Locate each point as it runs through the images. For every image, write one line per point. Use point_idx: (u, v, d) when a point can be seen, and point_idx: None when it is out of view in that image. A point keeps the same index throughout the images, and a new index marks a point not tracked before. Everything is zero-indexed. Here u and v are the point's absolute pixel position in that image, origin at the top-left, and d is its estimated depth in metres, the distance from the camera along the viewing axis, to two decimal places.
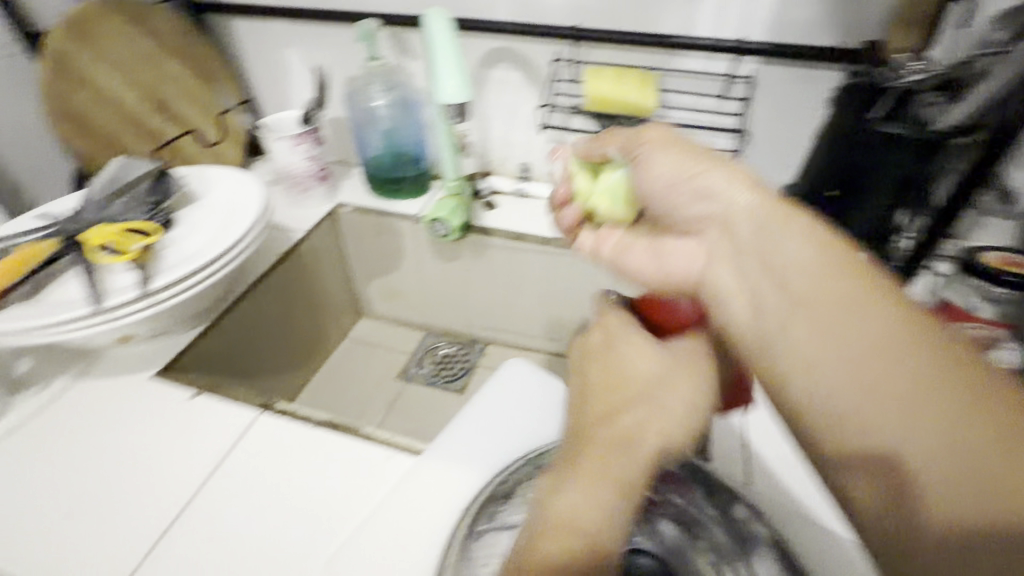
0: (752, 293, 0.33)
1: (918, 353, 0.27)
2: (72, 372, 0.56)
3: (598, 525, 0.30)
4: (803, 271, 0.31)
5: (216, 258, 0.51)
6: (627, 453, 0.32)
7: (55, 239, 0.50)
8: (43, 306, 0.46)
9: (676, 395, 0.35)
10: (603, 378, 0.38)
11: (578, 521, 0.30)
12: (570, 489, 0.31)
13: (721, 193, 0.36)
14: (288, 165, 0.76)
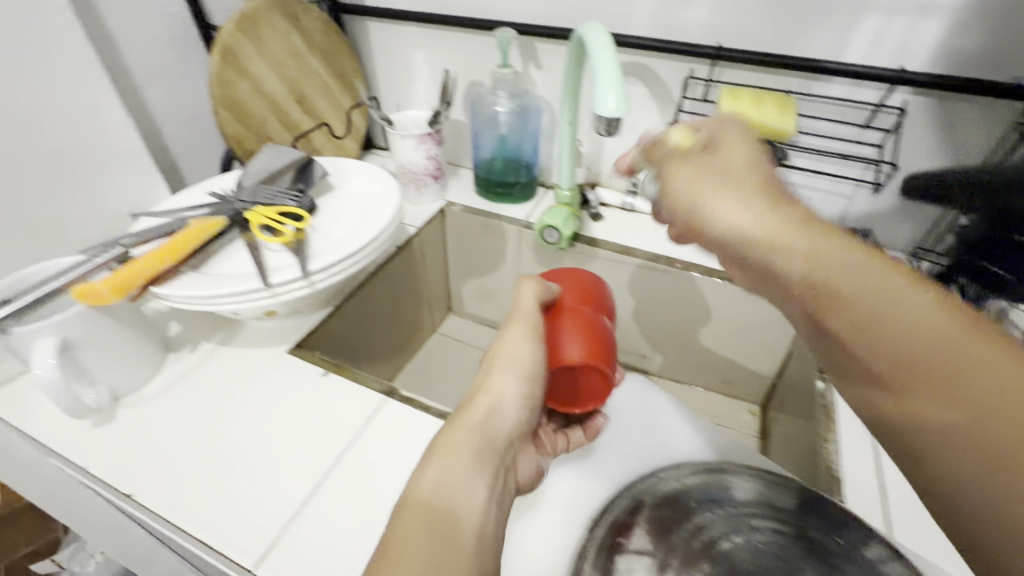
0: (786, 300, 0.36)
1: (951, 341, 0.28)
2: (216, 338, 0.60)
3: (452, 488, 0.35)
4: (843, 270, 0.31)
5: (362, 245, 0.54)
6: (457, 428, 0.39)
7: (223, 217, 0.55)
8: (214, 277, 0.50)
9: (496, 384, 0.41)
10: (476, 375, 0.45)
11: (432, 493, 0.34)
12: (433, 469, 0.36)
13: (746, 201, 0.36)
14: (408, 162, 0.79)
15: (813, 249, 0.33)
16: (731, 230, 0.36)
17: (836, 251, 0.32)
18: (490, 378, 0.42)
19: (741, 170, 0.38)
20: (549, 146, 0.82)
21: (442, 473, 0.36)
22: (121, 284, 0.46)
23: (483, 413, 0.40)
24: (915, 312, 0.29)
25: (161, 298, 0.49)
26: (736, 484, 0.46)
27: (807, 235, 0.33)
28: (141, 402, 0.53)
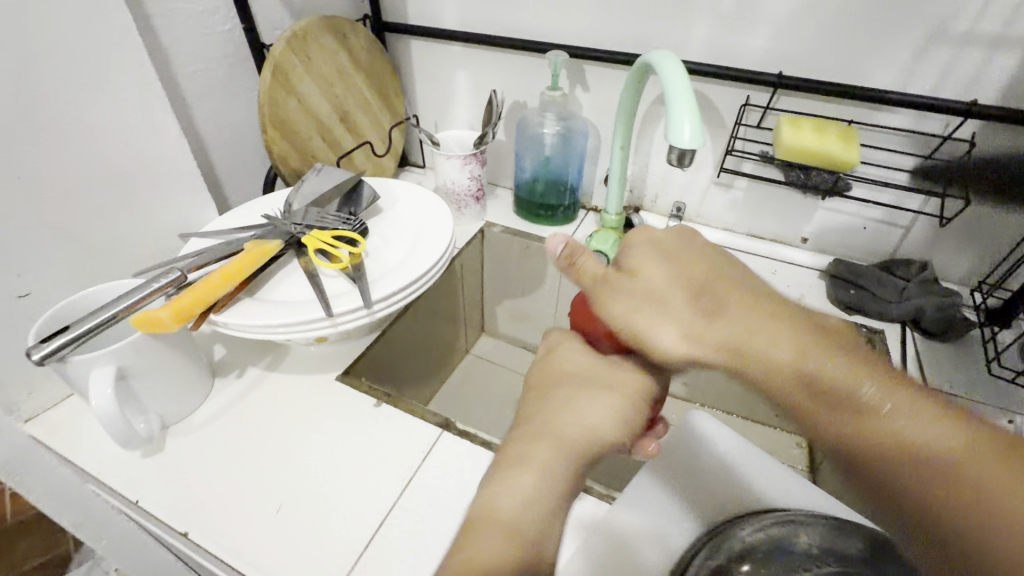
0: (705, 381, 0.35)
1: (937, 443, 0.27)
2: (262, 364, 0.59)
3: (529, 514, 0.32)
4: (831, 375, 0.30)
5: (421, 275, 0.52)
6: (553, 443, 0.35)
7: (279, 240, 0.53)
8: (273, 304, 0.49)
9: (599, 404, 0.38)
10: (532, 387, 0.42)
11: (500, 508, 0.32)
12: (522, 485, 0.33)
13: (687, 313, 0.35)
14: (451, 183, 0.78)
15: (767, 350, 0.32)
16: (669, 352, 0.36)
17: (803, 349, 0.32)
18: (578, 400, 0.38)
19: (687, 277, 0.37)
20: (592, 169, 0.81)
21: (518, 491, 0.33)
22: (183, 312, 0.44)
23: (582, 437, 0.36)
24: (894, 411, 0.29)
25: (219, 325, 0.48)
26: (805, 534, 0.44)
27: (759, 335, 0.33)
28: (191, 431, 0.52)
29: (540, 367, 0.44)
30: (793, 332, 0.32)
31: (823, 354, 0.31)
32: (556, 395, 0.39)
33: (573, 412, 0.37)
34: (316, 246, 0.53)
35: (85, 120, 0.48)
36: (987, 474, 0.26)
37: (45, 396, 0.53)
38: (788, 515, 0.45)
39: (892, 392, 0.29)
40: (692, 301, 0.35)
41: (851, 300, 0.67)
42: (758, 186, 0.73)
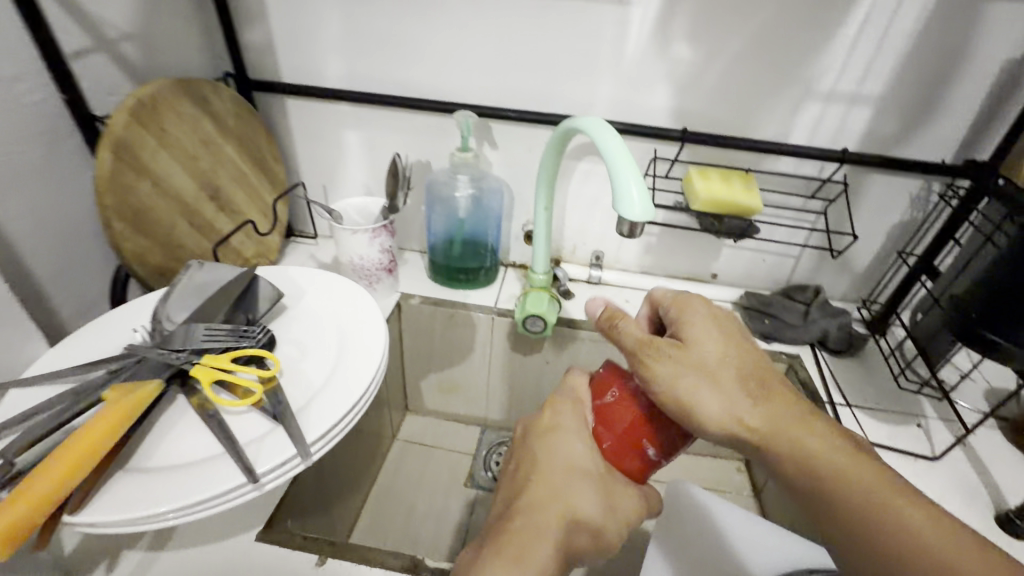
0: (725, 397, 0.34)
1: (911, 524, 0.28)
2: (143, 542, 0.44)
3: None
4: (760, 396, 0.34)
5: (359, 393, 0.43)
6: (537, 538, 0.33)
7: (157, 379, 0.40)
8: (162, 476, 0.36)
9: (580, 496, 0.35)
10: (517, 452, 0.39)
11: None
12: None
13: (714, 366, 0.35)
14: (358, 258, 0.68)
15: (721, 393, 0.34)
16: (701, 398, 0.34)
17: (774, 404, 0.34)
18: (557, 496, 0.35)
19: (722, 353, 0.35)
20: (509, 226, 0.78)
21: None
22: (13, 531, 0.30)
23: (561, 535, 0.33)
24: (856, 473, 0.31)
25: (78, 527, 0.34)
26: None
27: (736, 392, 0.34)
28: None
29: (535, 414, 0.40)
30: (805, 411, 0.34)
31: (824, 430, 0.33)
32: (541, 468, 0.37)
33: (565, 502, 0.34)
34: (211, 378, 0.41)
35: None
36: (926, 536, 0.28)
37: None
38: None
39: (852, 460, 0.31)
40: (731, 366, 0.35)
41: (768, 330, 0.72)
42: (671, 230, 0.76)
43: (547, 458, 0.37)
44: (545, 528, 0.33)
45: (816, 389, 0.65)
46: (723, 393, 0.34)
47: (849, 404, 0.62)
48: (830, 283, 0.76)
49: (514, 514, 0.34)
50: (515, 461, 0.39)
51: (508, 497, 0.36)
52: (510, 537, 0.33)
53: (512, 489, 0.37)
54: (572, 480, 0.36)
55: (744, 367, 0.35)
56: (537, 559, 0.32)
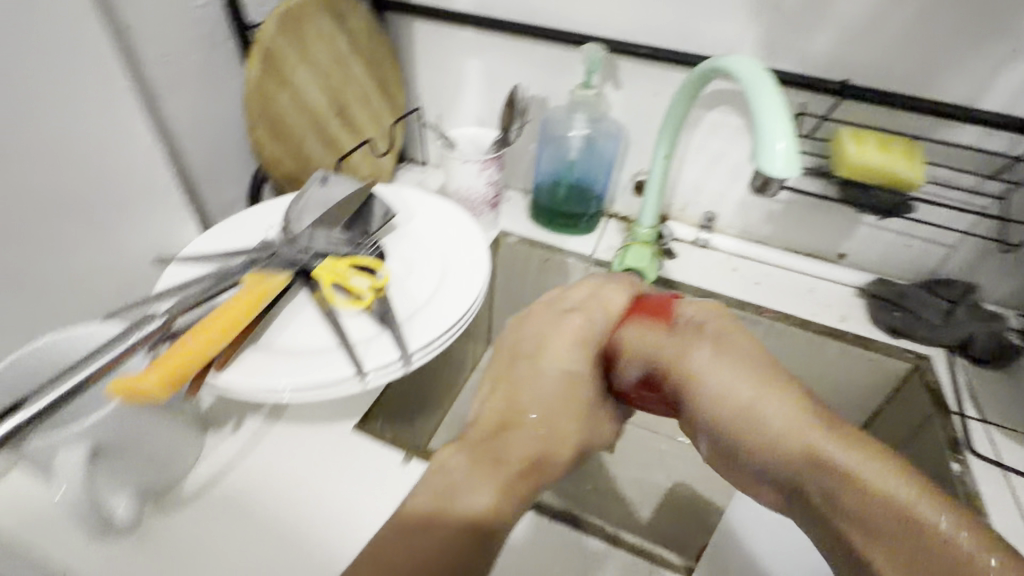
0: (728, 411, 0.34)
1: (938, 522, 0.27)
2: (261, 412, 0.50)
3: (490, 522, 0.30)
4: (772, 410, 0.33)
5: (460, 314, 0.45)
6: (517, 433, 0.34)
7: (286, 273, 0.44)
8: (285, 356, 0.41)
9: (560, 401, 0.37)
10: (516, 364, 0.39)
11: (459, 505, 0.30)
12: (469, 484, 0.31)
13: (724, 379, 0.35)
14: (465, 189, 0.69)
15: (731, 392, 0.34)
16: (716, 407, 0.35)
17: (776, 404, 0.33)
18: (535, 400, 0.37)
19: (736, 358, 0.35)
20: (619, 174, 0.74)
21: (481, 501, 0.30)
22: (174, 373, 0.35)
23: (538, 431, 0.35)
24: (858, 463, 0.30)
25: (218, 385, 0.39)
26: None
27: (752, 396, 0.34)
28: (183, 505, 0.43)
29: (553, 331, 0.40)
30: (780, 374, 0.34)
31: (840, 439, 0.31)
32: (539, 392, 0.37)
33: (553, 414, 0.36)
34: (330, 283, 0.45)
35: (12, 119, 0.37)
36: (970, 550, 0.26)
37: None
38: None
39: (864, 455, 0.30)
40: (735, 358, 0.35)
41: (899, 324, 0.63)
42: (801, 198, 0.68)
43: (547, 387, 0.37)
44: (531, 452, 0.34)
45: (946, 398, 0.58)
46: (731, 403, 0.34)
47: (985, 420, 0.54)
48: (988, 283, 0.65)
49: (508, 433, 0.34)
50: (513, 370, 0.38)
51: (498, 417, 0.36)
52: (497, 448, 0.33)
53: (505, 411, 0.36)
54: (564, 413, 0.36)
55: (741, 364, 0.35)
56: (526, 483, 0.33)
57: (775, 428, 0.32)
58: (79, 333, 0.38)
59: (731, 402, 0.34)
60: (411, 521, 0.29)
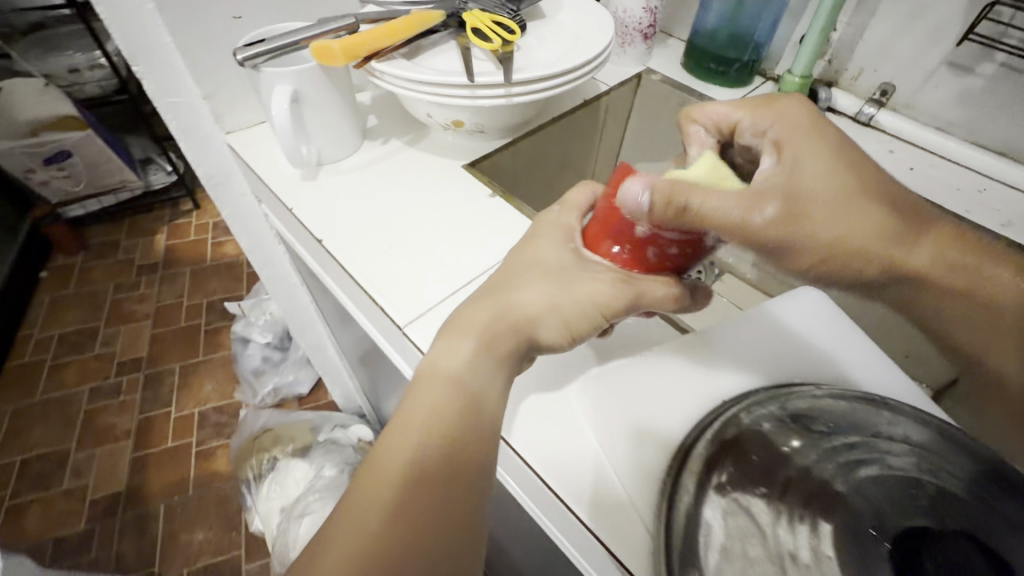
0: (823, 233, 0.36)
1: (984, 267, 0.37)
2: (405, 138, 0.65)
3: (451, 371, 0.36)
4: (857, 227, 0.36)
5: (566, 71, 0.52)
6: (469, 310, 0.39)
7: (441, 11, 0.55)
8: (425, 66, 0.54)
9: (529, 286, 0.39)
10: (500, 276, 0.41)
11: (452, 369, 0.36)
12: (436, 345, 0.38)
13: (830, 223, 0.36)
14: (624, 12, 0.71)
15: (841, 213, 0.36)
16: (824, 231, 0.36)
17: (859, 206, 0.36)
18: (497, 296, 0.39)
19: (826, 171, 0.36)
20: (790, 24, 0.69)
21: (453, 354, 0.37)
22: (352, 49, 0.49)
23: (491, 312, 0.38)
24: (929, 246, 0.37)
25: (376, 72, 0.53)
26: (865, 407, 0.38)
27: (850, 205, 0.36)
28: (339, 171, 0.60)
29: (529, 246, 0.42)
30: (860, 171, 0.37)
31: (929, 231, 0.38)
32: (519, 288, 0.39)
33: (522, 290, 0.39)
34: (473, 27, 0.55)
35: None
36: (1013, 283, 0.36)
37: (244, 117, 0.66)
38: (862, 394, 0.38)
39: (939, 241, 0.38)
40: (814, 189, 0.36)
41: None
42: (1014, 76, 0.56)
43: (522, 283, 0.39)
44: (486, 319, 0.38)
45: None
46: (828, 223, 0.36)
47: None
48: None
49: (463, 315, 0.39)
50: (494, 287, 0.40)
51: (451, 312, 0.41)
52: (457, 322, 0.38)
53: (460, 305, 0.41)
54: (534, 284, 0.39)
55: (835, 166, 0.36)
56: (505, 346, 0.37)
57: (857, 229, 0.36)
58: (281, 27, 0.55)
59: (832, 221, 0.36)
60: (417, 383, 0.37)
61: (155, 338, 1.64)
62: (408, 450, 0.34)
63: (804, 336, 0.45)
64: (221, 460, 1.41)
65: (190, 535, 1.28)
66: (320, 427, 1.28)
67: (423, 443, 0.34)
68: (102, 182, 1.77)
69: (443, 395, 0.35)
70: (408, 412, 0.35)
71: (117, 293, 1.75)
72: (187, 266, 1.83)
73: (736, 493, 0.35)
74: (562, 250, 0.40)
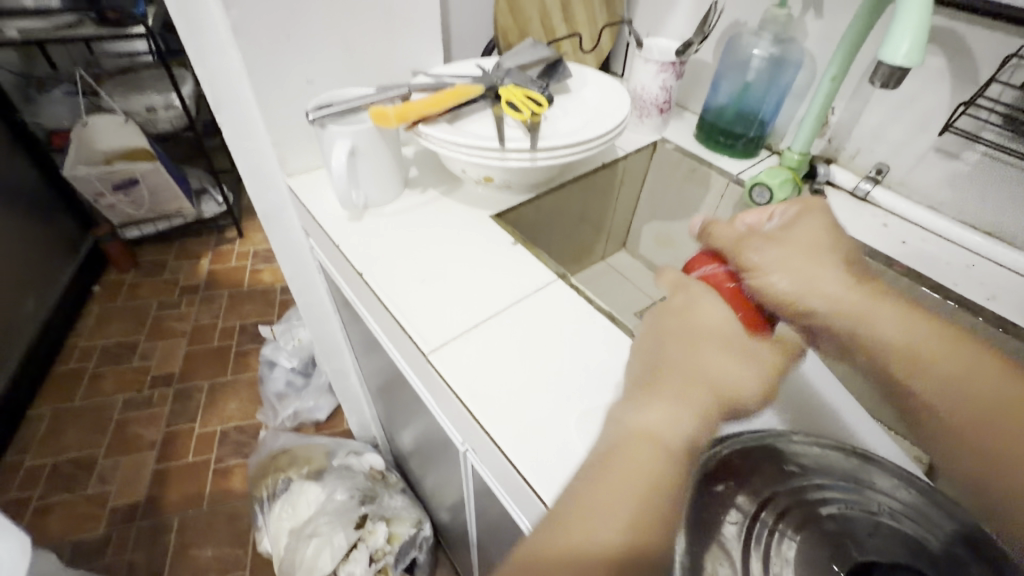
0: (796, 265, 0.48)
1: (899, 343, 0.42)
2: (440, 188, 0.73)
3: (666, 431, 0.36)
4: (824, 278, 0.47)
5: (585, 140, 0.60)
6: (677, 376, 0.40)
7: (481, 85, 0.65)
8: (462, 130, 0.62)
9: (721, 364, 0.41)
10: (677, 340, 0.43)
11: (662, 439, 0.35)
12: (649, 410, 0.37)
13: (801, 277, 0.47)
14: (642, 88, 0.80)
15: (813, 271, 0.47)
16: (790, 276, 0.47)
17: (811, 264, 0.48)
18: (693, 363, 0.41)
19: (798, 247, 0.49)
20: (794, 107, 0.78)
21: (662, 417, 0.37)
22: (405, 114, 0.58)
23: (703, 383, 0.39)
24: (875, 315, 0.44)
25: (421, 134, 0.62)
26: (870, 475, 0.41)
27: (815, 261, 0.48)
28: (381, 214, 0.69)
29: (696, 310, 0.45)
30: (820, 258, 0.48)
31: (892, 304, 0.44)
32: (710, 360, 0.41)
33: (717, 362, 0.41)
34: (507, 100, 0.64)
35: None
36: (913, 339, 0.42)
37: (304, 164, 0.76)
38: (852, 448, 0.42)
39: (878, 304, 0.44)
40: (785, 262, 0.48)
41: None
42: (993, 164, 0.62)
43: (719, 359, 0.41)
44: (691, 388, 0.39)
45: None
46: (796, 266, 0.47)
47: None
48: None
49: (662, 377, 0.40)
50: (684, 350, 0.42)
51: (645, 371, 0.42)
52: (662, 386, 0.39)
53: (655, 369, 0.41)
54: (726, 359, 0.42)
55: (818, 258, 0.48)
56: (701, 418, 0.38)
57: (827, 272, 0.47)
58: (346, 92, 0.66)
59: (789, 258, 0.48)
60: (619, 441, 0.36)
61: (191, 354, 1.74)
62: (630, 492, 0.32)
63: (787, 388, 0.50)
64: (237, 478, 1.45)
65: (199, 550, 1.32)
66: (335, 452, 1.32)
67: (647, 484, 0.33)
68: (163, 208, 1.93)
69: (651, 455, 0.34)
70: (619, 468, 0.34)
71: (160, 310, 1.88)
72: (226, 289, 1.95)
73: (713, 520, 0.38)
74: (711, 312, 0.45)
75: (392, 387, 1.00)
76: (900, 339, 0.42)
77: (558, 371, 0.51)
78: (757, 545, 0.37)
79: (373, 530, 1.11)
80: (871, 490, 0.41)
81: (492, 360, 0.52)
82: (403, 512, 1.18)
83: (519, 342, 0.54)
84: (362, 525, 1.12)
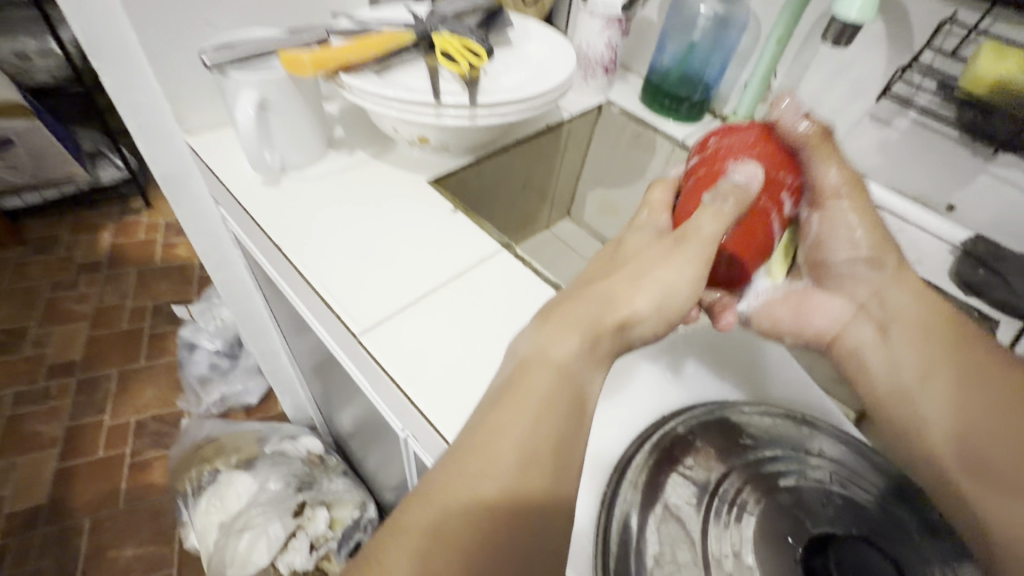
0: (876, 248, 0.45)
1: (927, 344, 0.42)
2: (370, 150, 0.66)
3: (564, 366, 0.32)
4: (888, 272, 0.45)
5: (528, 96, 0.55)
6: (593, 307, 0.36)
7: (411, 32, 0.58)
8: (391, 82, 0.55)
9: (637, 289, 0.36)
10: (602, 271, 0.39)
11: (563, 369, 0.32)
12: (556, 336, 0.34)
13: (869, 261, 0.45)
14: (587, 46, 0.76)
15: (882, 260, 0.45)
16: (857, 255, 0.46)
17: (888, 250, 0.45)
18: (609, 291, 0.37)
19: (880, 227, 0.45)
20: (737, 71, 0.76)
21: (565, 343, 0.33)
22: (322, 60, 0.50)
23: (613, 318, 0.35)
24: (920, 313, 0.43)
25: (343, 85, 0.54)
26: (813, 442, 0.41)
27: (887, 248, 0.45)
28: (302, 178, 0.61)
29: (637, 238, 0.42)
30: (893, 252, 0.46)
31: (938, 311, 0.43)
32: (625, 287, 0.37)
33: (631, 290, 0.36)
34: (442, 50, 0.57)
35: None
36: (944, 335, 0.42)
37: (208, 119, 0.66)
38: (784, 411, 0.43)
39: (921, 304, 0.44)
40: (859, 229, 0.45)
41: (977, 282, 0.60)
42: (921, 130, 0.63)
43: (633, 288, 0.36)
44: (603, 317, 0.35)
45: None
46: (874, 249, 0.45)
47: None
48: None
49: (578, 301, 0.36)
50: (608, 278, 0.38)
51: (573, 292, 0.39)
52: (575, 309, 0.36)
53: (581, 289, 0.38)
54: (637, 285, 0.36)
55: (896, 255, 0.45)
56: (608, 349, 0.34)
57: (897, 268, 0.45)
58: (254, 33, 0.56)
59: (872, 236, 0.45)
60: (514, 373, 0.32)
61: (95, 339, 1.56)
62: (519, 433, 0.29)
63: (737, 355, 0.49)
64: (158, 471, 1.33)
65: (118, 551, 1.20)
66: (267, 438, 1.23)
67: (542, 413, 0.30)
68: (49, 174, 1.68)
69: (547, 394, 0.31)
70: (508, 405, 0.31)
71: (53, 291, 1.65)
72: (134, 266, 1.75)
73: (667, 500, 0.37)
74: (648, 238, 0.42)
75: (327, 367, 0.93)
76: (943, 341, 0.42)
77: (503, 347, 0.48)
78: (719, 521, 0.36)
79: (312, 516, 1.05)
80: (815, 456, 0.41)
81: (432, 338, 0.48)
82: (345, 495, 1.13)
83: (462, 317, 0.50)
84: (301, 513, 1.05)
